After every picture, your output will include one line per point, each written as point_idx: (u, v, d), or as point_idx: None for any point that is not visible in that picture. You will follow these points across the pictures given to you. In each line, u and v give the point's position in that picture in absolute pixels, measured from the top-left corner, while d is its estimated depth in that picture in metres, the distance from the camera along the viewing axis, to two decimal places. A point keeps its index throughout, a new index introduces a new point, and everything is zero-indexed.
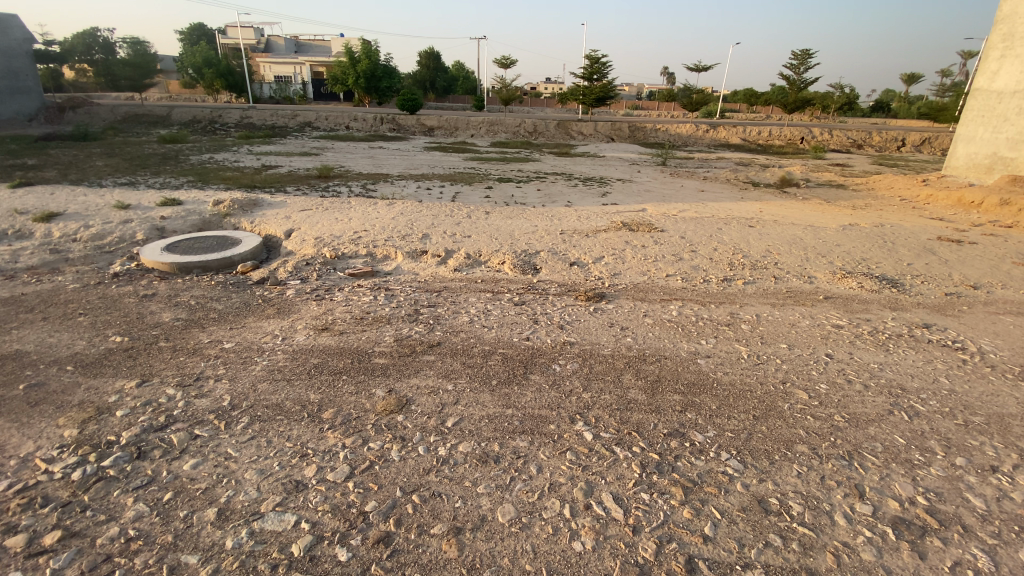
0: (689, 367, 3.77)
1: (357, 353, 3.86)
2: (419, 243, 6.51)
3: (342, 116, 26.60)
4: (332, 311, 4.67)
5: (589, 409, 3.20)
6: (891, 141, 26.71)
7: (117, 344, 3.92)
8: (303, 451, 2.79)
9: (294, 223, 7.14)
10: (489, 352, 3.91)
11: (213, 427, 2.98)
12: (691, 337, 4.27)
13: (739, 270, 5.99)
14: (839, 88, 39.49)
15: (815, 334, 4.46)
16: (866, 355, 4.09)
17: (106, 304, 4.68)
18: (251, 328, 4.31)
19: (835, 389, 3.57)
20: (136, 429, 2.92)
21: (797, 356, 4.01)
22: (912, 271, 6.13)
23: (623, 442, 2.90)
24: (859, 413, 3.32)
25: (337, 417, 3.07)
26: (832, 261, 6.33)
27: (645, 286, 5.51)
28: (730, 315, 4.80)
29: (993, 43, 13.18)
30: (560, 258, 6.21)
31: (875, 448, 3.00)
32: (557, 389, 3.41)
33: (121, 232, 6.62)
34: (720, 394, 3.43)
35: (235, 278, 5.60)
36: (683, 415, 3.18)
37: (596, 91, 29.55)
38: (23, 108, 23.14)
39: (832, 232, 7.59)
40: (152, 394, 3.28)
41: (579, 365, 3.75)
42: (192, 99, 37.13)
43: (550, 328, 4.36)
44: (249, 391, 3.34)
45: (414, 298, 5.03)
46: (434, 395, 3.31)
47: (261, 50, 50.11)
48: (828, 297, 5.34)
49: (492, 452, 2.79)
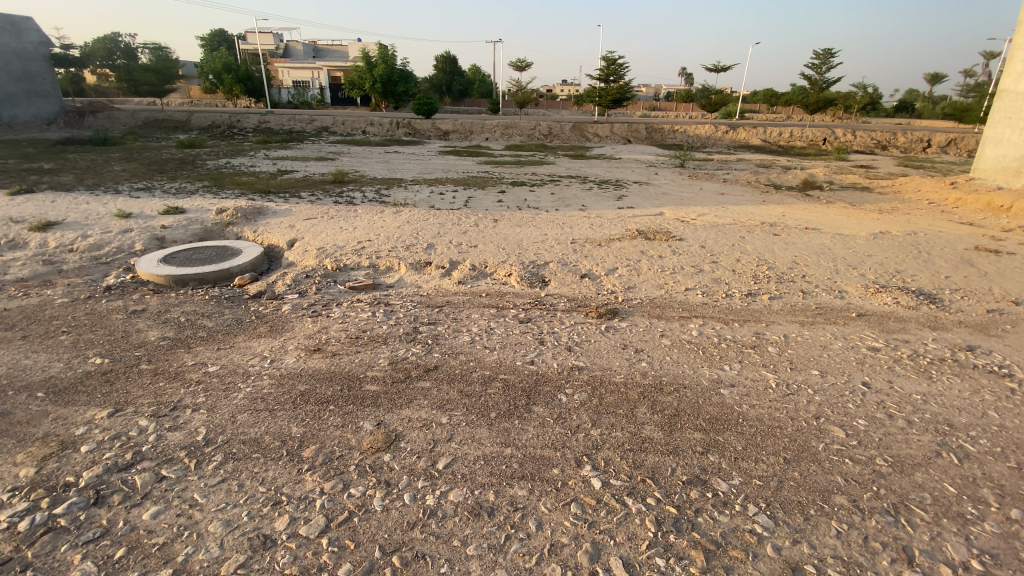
0: (711, 400, 3.40)
1: (348, 379, 3.57)
2: (423, 254, 6.23)
3: (358, 120, 26.62)
4: (327, 329, 4.40)
5: (597, 450, 2.86)
6: (916, 141, 25.86)
7: (97, 367, 3.76)
8: (277, 498, 2.51)
9: (298, 232, 6.93)
10: (490, 379, 3.59)
11: (183, 467, 2.75)
12: (712, 362, 3.90)
13: (764, 283, 5.60)
14: (862, 87, 38.37)
15: (849, 359, 4.04)
16: (907, 385, 3.65)
17: (93, 322, 4.53)
18: (239, 348, 4.06)
19: (875, 426, 3.16)
20: (98, 469, 2.73)
21: (831, 386, 3.61)
22: (950, 284, 5.65)
23: (635, 493, 2.56)
24: (904, 456, 2.89)
25: (318, 456, 2.78)
26: (863, 273, 5.90)
27: (662, 301, 5.15)
28: (755, 335, 4.42)
29: (1018, 42, 12.56)
30: (571, 269, 5.88)
31: (924, 500, 2.58)
32: (563, 425, 3.08)
33: (119, 242, 6.50)
34: (747, 432, 3.06)
35: (231, 291, 5.38)
36: (704, 457, 2.83)
37: (613, 91, 28.96)
38: (40, 112, 23.64)
39: (862, 241, 7.12)
40: (123, 426, 3.09)
41: (589, 396, 3.40)
42: (211, 104, 37.53)
43: (557, 350, 4.02)
44: (227, 423, 3.09)
45: (414, 314, 4.74)
46: (426, 429, 3.00)
47: (279, 55, 50.57)
48: (861, 314, 4.92)
49: (485, 502, 2.48)
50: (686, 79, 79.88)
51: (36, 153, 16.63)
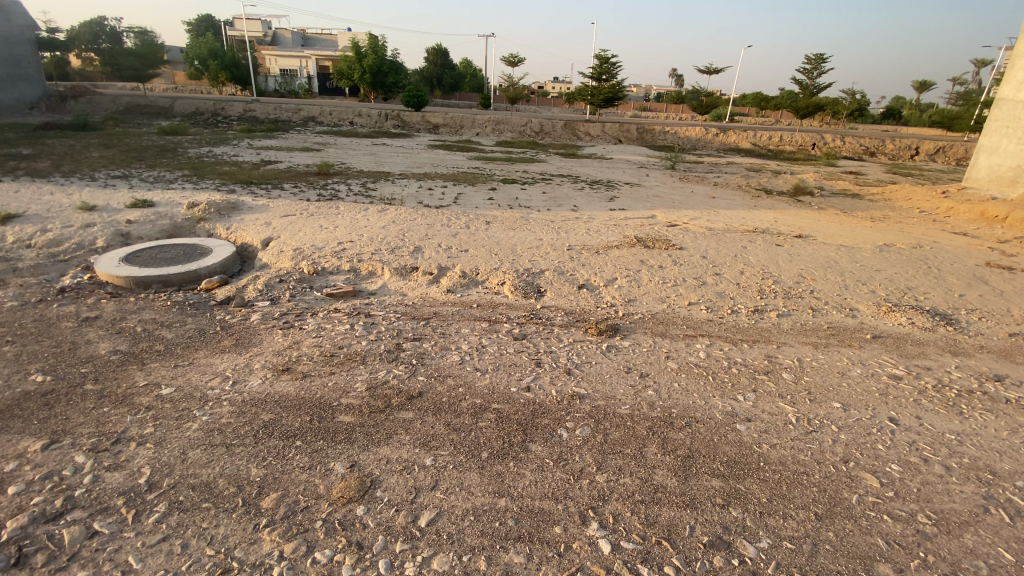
0: (727, 437, 3.04)
1: (318, 407, 3.15)
2: (409, 258, 5.82)
3: (346, 111, 25.98)
4: (299, 344, 3.96)
5: (604, 502, 2.49)
6: (904, 149, 25.99)
7: (36, 387, 3.27)
8: (227, 565, 2.10)
9: (275, 230, 6.47)
10: (480, 409, 3.19)
11: (119, 519, 2.30)
12: (724, 392, 3.54)
13: (771, 299, 5.28)
14: (851, 93, 38.49)
15: (870, 389, 3.72)
16: (938, 421, 3.34)
17: (39, 330, 4.04)
18: (199, 366, 3.61)
19: (911, 473, 2.84)
20: (23, 519, 2.27)
21: (855, 423, 3.28)
22: (965, 304, 5.38)
23: (651, 560, 2.19)
24: (948, 513, 2.57)
25: (278, 508, 2.37)
26: (874, 289, 5.62)
27: (666, 317, 4.80)
28: (767, 358, 4.08)
29: (1020, 49, 12.38)
30: (567, 279, 5.51)
31: (980, 571, 2.25)
32: (564, 468, 2.70)
33: (80, 239, 5.97)
34: (770, 479, 2.72)
35: (197, 297, 4.91)
36: (726, 511, 2.48)
37: (606, 91, 28.57)
38: (23, 95, 22.62)
39: (867, 254, 6.82)
40: (57, 461, 2.63)
41: (592, 431, 3.02)
42: (196, 92, 36.48)
43: (555, 374, 3.65)
44: (176, 462, 2.65)
45: (397, 328, 4.33)
46: (406, 475, 2.61)
47: (268, 43, 49.59)
48: (876, 336, 4.62)
49: (475, 572, 2.09)
50: (676, 79, 80.16)
51: (11, 137, 15.86)
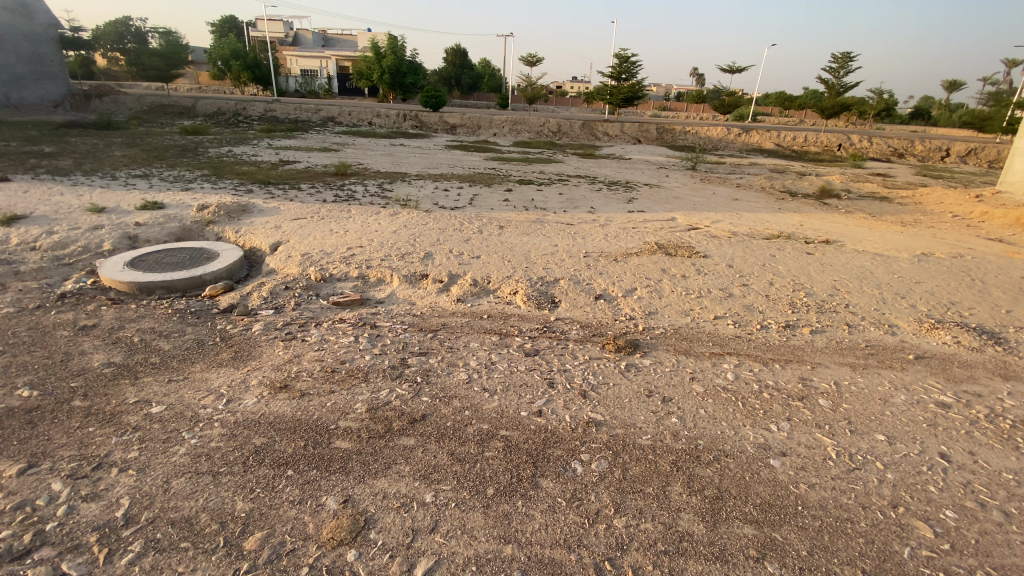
0: (760, 476, 2.74)
1: (314, 431, 2.93)
2: (419, 264, 5.61)
3: (364, 112, 25.99)
4: (299, 358, 3.76)
5: (622, 552, 2.23)
6: (934, 150, 25.06)
7: (21, 403, 3.12)
8: None
9: (284, 234, 6.31)
10: (487, 436, 2.95)
11: (89, 560, 2.11)
12: (756, 420, 3.24)
13: (803, 313, 4.94)
14: (879, 93, 37.40)
15: (916, 419, 3.37)
16: (995, 458, 3.00)
17: (34, 339, 3.90)
18: (193, 382, 3.43)
19: (968, 521, 2.52)
20: None
21: (903, 459, 2.95)
22: (1013, 321, 4.97)
23: None
24: (1012, 570, 2.26)
25: (262, 551, 2.16)
26: (914, 304, 5.24)
27: (689, 332, 4.50)
28: (801, 381, 3.76)
29: None
30: (583, 289, 5.24)
31: None
32: (578, 510, 2.44)
33: (86, 242, 5.88)
34: (811, 527, 2.42)
35: (199, 304, 4.76)
36: (760, 566, 2.19)
37: (625, 91, 28.14)
38: (48, 94, 23.01)
39: (904, 264, 6.42)
40: (31, 489, 2.46)
41: (610, 466, 2.75)
42: (218, 91, 36.91)
43: (570, 397, 3.37)
44: (157, 492, 2.46)
45: (403, 341, 4.11)
46: (404, 513, 2.38)
47: (289, 43, 50.14)
48: (918, 356, 4.26)
49: None
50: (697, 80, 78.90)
51: (36, 135, 16.09)
